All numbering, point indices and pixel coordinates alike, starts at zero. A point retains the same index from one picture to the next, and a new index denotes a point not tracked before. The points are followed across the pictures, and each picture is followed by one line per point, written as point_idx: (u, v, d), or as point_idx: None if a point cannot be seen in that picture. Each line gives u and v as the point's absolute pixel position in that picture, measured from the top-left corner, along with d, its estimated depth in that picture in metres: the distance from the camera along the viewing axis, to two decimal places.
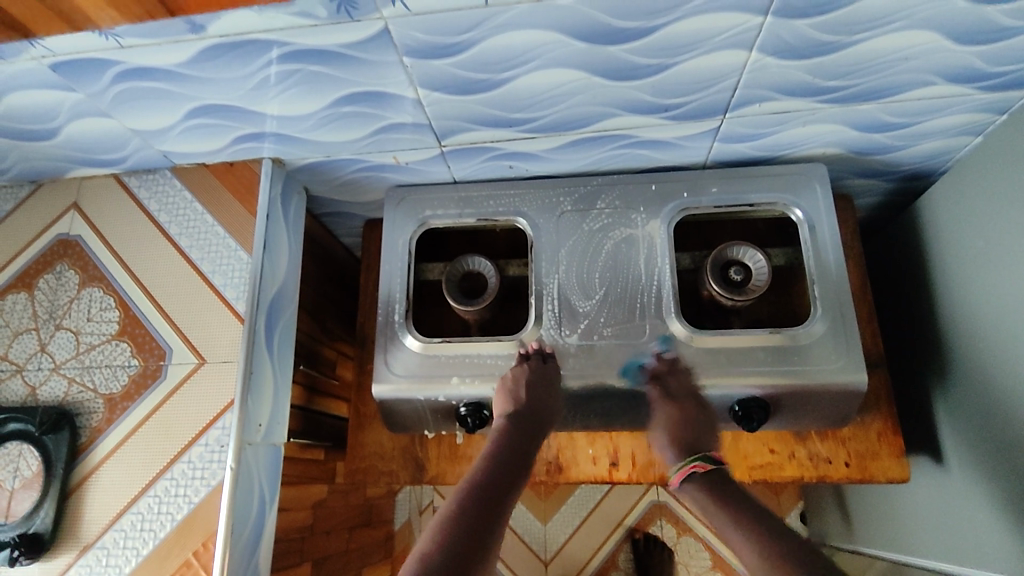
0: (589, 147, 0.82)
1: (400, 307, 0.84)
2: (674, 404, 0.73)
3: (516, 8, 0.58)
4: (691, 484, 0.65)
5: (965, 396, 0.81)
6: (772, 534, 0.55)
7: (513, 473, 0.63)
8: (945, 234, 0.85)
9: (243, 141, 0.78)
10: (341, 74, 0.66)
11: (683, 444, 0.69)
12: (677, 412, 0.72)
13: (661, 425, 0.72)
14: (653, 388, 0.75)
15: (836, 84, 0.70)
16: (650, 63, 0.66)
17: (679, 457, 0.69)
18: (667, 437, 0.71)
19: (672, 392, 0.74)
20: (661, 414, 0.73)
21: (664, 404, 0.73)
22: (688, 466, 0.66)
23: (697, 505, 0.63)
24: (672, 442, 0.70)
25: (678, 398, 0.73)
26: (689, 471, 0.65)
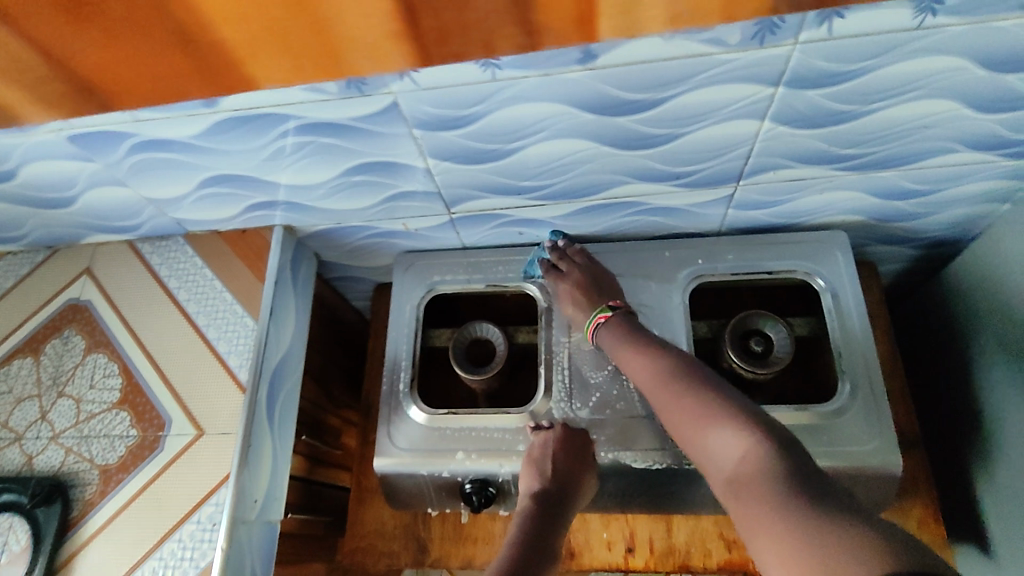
0: (599, 213, 0.81)
1: (405, 376, 0.81)
2: (566, 277, 0.80)
3: (523, 81, 0.57)
4: (606, 329, 0.74)
5: (1012, 480, 0.75)
6: (682, 369, 0.64)
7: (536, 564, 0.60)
8: (980, 303, 0.81)
9: (256, 209, 0.79)
10: (350, 145, 0.66)
11: (585, 304, 0.77)
12: (577, 276, 0.79)
13: (563, 296, 0.79)
14: (547, 273, 0.82)
15: (853, 152, 0.68)
16: (660, 132, 0.65)
17: (590, 309, 0.77)
18: (572, 304, 0.79)
19: (564, 270, 0.80)
20: (561, 290, 0.80)
21: (560, 283, 0.80)
22: (595, 321, 0.75)
23: (613, 348, 0.73)
24: (576, 306, 0.78)
25: (568, 273, 0.80)
26: (598, 322, 0.75)
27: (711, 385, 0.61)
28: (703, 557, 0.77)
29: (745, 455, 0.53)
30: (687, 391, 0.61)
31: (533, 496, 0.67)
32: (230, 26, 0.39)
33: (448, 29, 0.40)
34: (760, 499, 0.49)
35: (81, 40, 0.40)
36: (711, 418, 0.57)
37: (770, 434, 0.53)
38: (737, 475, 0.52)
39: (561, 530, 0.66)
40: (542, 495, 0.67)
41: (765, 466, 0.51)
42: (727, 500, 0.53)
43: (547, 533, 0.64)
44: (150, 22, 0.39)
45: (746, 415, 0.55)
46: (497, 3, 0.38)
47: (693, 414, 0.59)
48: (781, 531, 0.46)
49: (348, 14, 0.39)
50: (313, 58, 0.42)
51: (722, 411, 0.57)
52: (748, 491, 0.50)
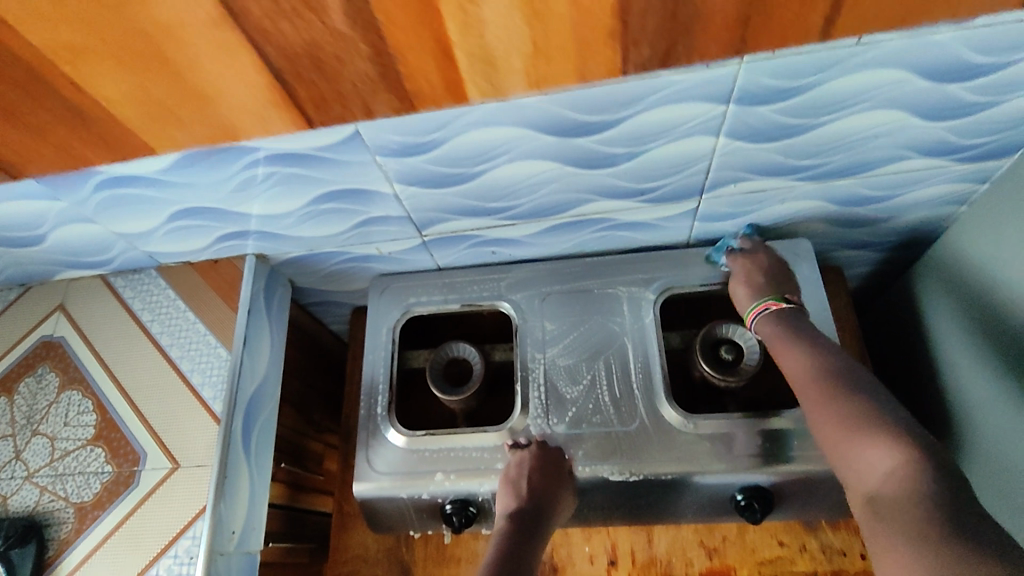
0: (570, 230, 0.82)
1: (383, 399, 0.81)
2: (751, 258, 0.79)
3: (482, 107, 0.59)
4: (765, 319, 0.73)
5: (984, 476, 0.76)
6: (844, 371, 0.63)
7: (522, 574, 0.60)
8: (944, 303, 0.83)
9: (227, 240, 0.79)
10: (316, 174, 0.67)
11: (758, 285, 0.76)
12: (755, 262, 0.78)
13: (735, 275, 0.79)
14: (732, 256, 0.80)
15: (809, 163, 0.70)
16: (620, 151, 0.66)
17: (754, 295, 0.75)
18: (742, 283, 0.77)
19: (749, 250, 0.80)
20: (738, 267, 0.79)
21: (742, 261, 0.79)
22: (764, 304, 0.74)
23: (768, 336, 0.72)
24: (749, 285, 0.77)
25: (755, 253, 0.80)
26: (767, 306, 0.74)
27: (867, 391, 0.60)
28: (684, 566, 0.78)
29: (891, 472, 0.52)
30: (840, 393, 0.60)
31: (510, 515, 0.67)
32: (92, 84, 0.47)
33: (324, 97, 0.51)
34: (903, 532, 0.48)
35: (22, 133, 0.53)
36: (854, 427, 0.57)
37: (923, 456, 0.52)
38: (880, 491, 0.52)
39: (536, 549, 0.65)
40: (520, 512, 0.67)
41: (918, 485, 0.50)
42: (862, 515, 0.53)
43: (530, 546, 0.64)
44: (48, 104, 0.49)
45: (899, 430, 0.54)
46: (368, 76, 0.48)
47: (833, 419, 0.59)
48: (927, 558, 0.45)
49: (228, 97, 0.50)
50: (217, 130, 0.54)
51: (869, 423, 0.56)
52: (888, 508, 0.50)
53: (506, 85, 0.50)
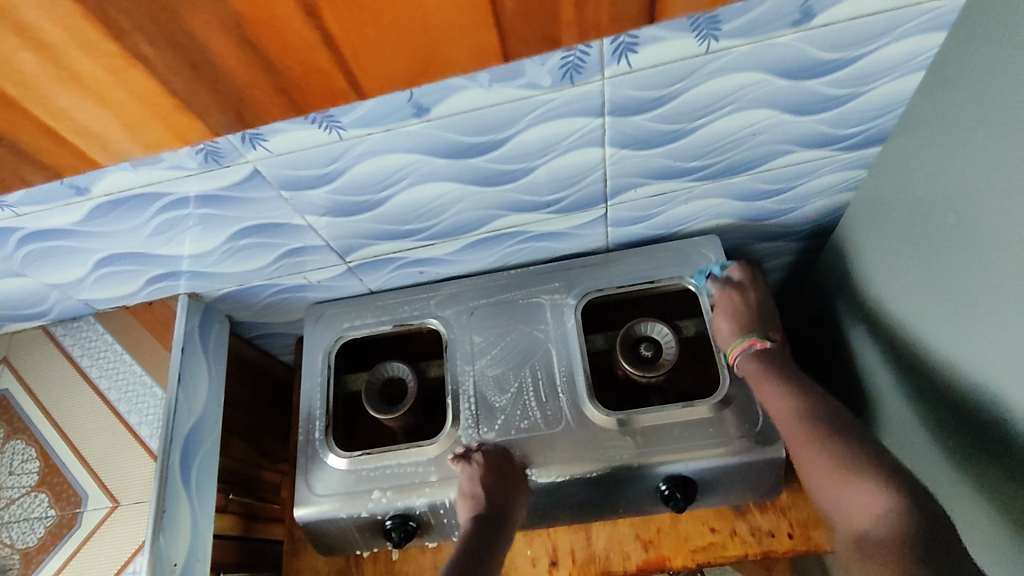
0: (488, 245, 0.85)
1: (320, 424, 0.84)
2: (744, 292, 0.80)
3: (369, 138, 0.62)
4: (748, 356, 0.75)
5: (895, 448, 0.79)
6: (825, 413, 0.65)
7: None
8: (848, 283, 0.86)
9: (157, 281, 0.82)
10: (229, 212, 0.71)
11: (741, 325, 0.78)
12: (736, 298, 0.80)
13: (721, 308, 0.80)
14: (717, 286, 0.82)
15: (697, 164, 0.74)
16: (513, 167, 0.70)
17: (741, 331, 0.77)
18: (727, 320, 0.79)
19: (740, 283, 0.81)
20: (729, 298, 0.80)
21: (723, 294, 0.81)
22: (748, 343, 0.76)
23: (754, 373, 0.74)
24: (734, 323, 0.78)
25: (745, 288, 0.81)
26: (750, 345, 0.76)
27: (848, 432, 0.62)
28: (622, 560, 0.81)
29: (880, 514, 0.54)
30: (829, 435, 0.62)
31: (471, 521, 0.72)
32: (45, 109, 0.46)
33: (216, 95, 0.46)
34: (893, 571, 0.50)
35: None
36: (842, 467, 0.59)
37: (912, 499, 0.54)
38: (866, 532, 0.54)
39: (497, 551, 0.70)
40: (480, 520, 0.72)
41: (904, 524, 0.52)
42: (848, 555, 0.55)
43: (491, 550, 0.69)
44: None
45: (882, 472, 0.57)
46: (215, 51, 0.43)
47: (822, 458, 0.61)
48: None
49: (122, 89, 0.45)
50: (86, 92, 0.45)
51: (855, 465, 0.58)
52: (873, 548, 0.52)
53: (121, 148, 0.52)
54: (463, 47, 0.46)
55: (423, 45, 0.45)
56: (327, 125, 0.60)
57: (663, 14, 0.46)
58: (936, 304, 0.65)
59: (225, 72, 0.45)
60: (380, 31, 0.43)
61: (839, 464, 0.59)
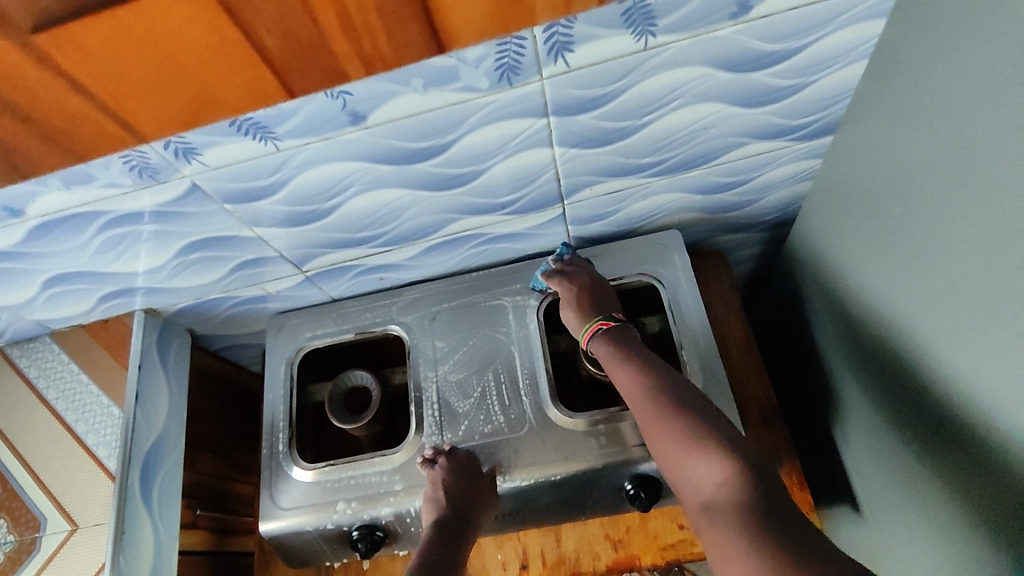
0: (447, 249, 0.84)
1: (284, 436, 0.83)
2: (572, 280, 0.79)
3: (309, 147, 0.61)
4: (601, 339, 0.73)
5: (860, 437, 0.79)
6: (660, 380, 0.66)
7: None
8: (812, 273, 0.85)
9: (111, 298, 0.80)
10: (175, 227, 0.69)
11: (588, 307, 0.76)
12: (575, 287, 0.78)
13: (565, 297, 0.78)
14: (552, 279, 0.80)
15: (650, 160, 0.73)
16: (462, 171, 0.69)
17: (583, 319, 0.76)
18: (572, 308, 0.77)
19: (570, 271, 0.80)
20: (565, 287, 0.79)
21: (562, 283, 0.79)
22: (595, 326, 0.74)
23: (608, 357, 0.72)
24: (579, 309, 0.77)
25: (574, 275, 0.80)
26: (598, 328, 0.74)
27: (682, 401, 0.64)
28: (592, 561, 0.80)
29: (727, 481, 0.57)
30: (670, 408, 0.63)
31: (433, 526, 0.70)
32: None
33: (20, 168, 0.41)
34: (742, 543, 0.52)
35: None
36: (687, 440, 0.61)
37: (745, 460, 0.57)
38: (715, 503, 0.56)
39: (459, 555, 0.68)
40: (441, 523, 0.70)
41: (748, 495, 0.55)
42: (702, 522, 0.57)
43: (454, 551, 0.69)
44: None
45: (721, 443, 0.59)
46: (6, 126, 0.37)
47: (669, 431, 0.62)
48: (760, 561, 0.50)
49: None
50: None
51: (700, 435, 0.60)
52: (725, 516, 0.55)
53: None
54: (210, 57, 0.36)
55: (190, 82, 0.37)
56: (262, 137, 0.58)
57: (454, 41, 0.39)
58: (893, 294, 0.65)
59: (34, 122, 0.37)
60: (138, 66, 0.35)
61: (688, 437, 0.61)
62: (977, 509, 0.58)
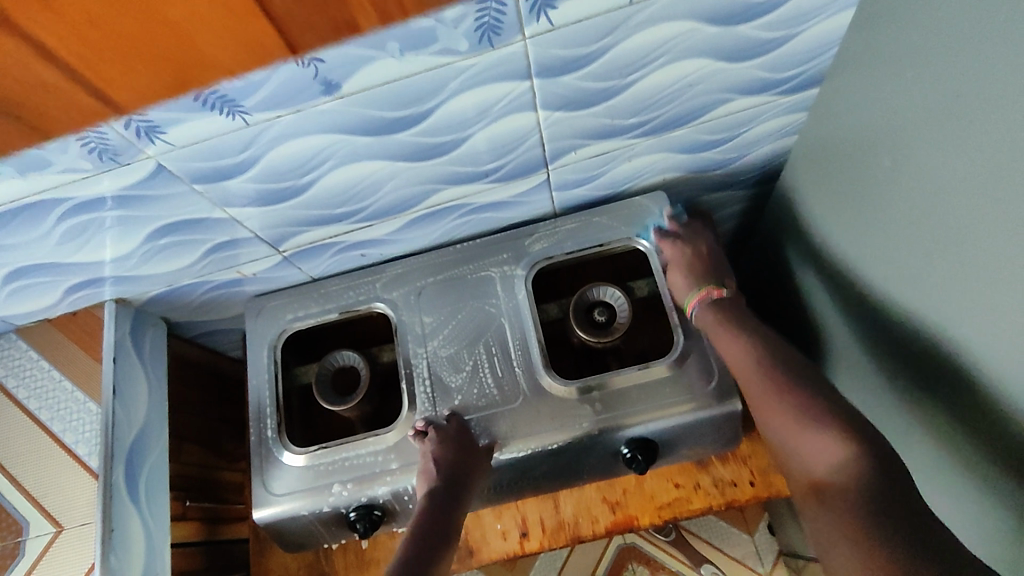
0: (430, 221, 0.81)
1: (272, 422, 0.80)
2: (692, 244, 0.79)
3: (280, 120, 0.57)
4: (704, 306, 0.74)
5: (849, 389, 0.80)
6: (779, 362, 0.65)
7: (437, 556, 0.64)
8: (797, 229, 0.85)
9: (76, 291, 0.76)
10: (142, 211, 0.65)
11: (699, 275, 0.77)
12: (689, 249, 0.79)
13: (674, 261, 0.78)
14: (664, 242, 0.80)
15: (636, 121, 0.71)
16: (444, 139, 0.66)
17: (693, 283, 0.76)
18: (682, 270, 0.78)
19: (690, 237, 0.80)
20: (683, 251, 0.79)
21: (682, 245, 0.79)
22: (706, 291, 0.75)
23: (738, 363, 0.68)
24: (688, 275, 0.77)
25: (691, 241, 0.80)
26: (708, 295, 0.75)
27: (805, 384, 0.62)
28: (591, 524, 0.81)
29: (839, 457, 0.55)
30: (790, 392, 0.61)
31: (427, 496, 0.69)
32: None
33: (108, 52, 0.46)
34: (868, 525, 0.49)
35: None
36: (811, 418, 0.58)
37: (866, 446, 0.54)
38: (829, 485, 0.54)
39: (456, 524, 0.68)
40: (436, 493, 0.69)
41: (864, 476, 0.53)
42: (815, 505, 0.55)
43: (450, 518, 0.68)
44: None
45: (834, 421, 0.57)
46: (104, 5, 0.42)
47: (785, 417, 0.60)
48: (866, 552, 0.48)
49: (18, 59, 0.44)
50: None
51: (809, 412, 0.59)
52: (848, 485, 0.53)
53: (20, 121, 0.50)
54: (325, 27, 0.49)
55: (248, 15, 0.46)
56: (229, 111, 0.55)
57: None
58: (883, 247, 0.65)
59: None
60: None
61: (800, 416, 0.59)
62: (964, 456, 0.59)
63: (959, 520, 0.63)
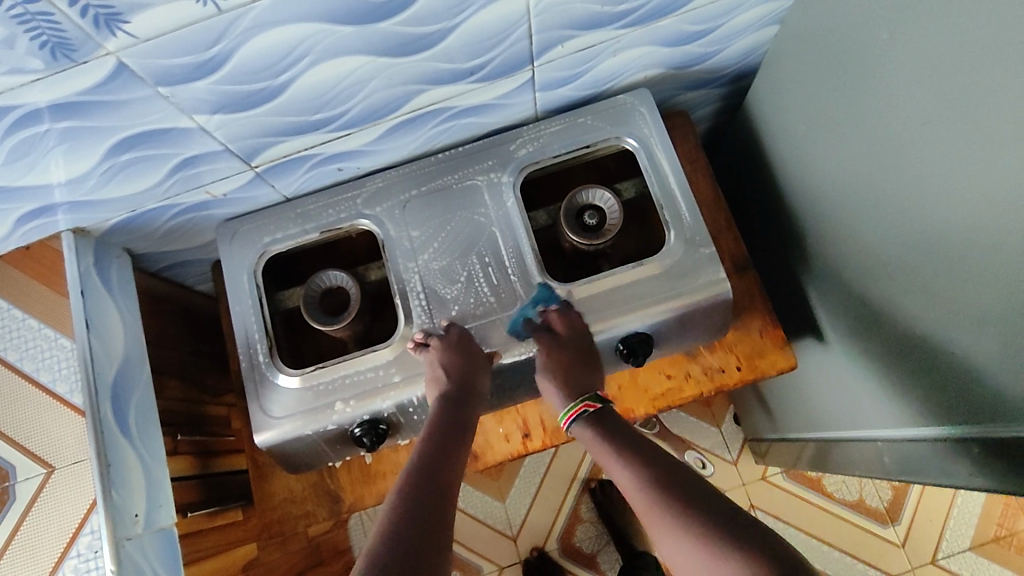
0: (410, 129, 0.78)
1: (262, 347, 0.78)
2: (554, 351, 0.73)
3: (255, 6, 0.52)
4: (582, 423, 0.68)
5: (827, 273, 0.84)
6: (673, 482, 0.56)
7: (454, 453, 0.64)
8: (776, 123, 0.86)
9: (29, 220, 0.69)
10: (97, 122, 0.59)
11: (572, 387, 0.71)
12: (563, 359, 0.73)
13: (545, 370, 0.73)
14: (539, 335, 0.74)
15: (625, 8, 0.68)
16: (431, 30, 0.62)
17: (567, 397, 0.71)
18: (554, 381, 0.72)
19: (557, 338, 0.73)
20: (545, 359, 0.73)
21: (542, 350, 0.73)
22: (579, 407, 0.69)
23: (587, 444, 0.66)
24: (561, 386, 0.71)
25: (559, 346, 0.73)
26: (581, 410, 0.68)
27: (701, 505, 0.53)
28: None
29: (646, 495, 0.56)
30: (674, 497, 0.54)
31: (439, 401, 0.70)
32: None
33: None
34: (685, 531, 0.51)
35: None
36: (709, 542, 0.50)
37: (681, 484, 0.55)
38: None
39: (470, 423, 0.69)
40: (446, 399, 0.69)
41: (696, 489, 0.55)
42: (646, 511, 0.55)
43: (462, 420, 0.68)
44: None
45: (637, 455, 0.60)
46: None
47: (674, 540, 0.52)
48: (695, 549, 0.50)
49: None
50: None
51: (625, 447, 0.62)
52: (684, 532, 0.51)
53: None
54: None
55: None
56: None
57: None
58: (865, 129, 0.67)
59: None
60: None
61: (614, 452, 0.62)
62: (936, 321, 0.64)
63: (923, 381, 0.69)
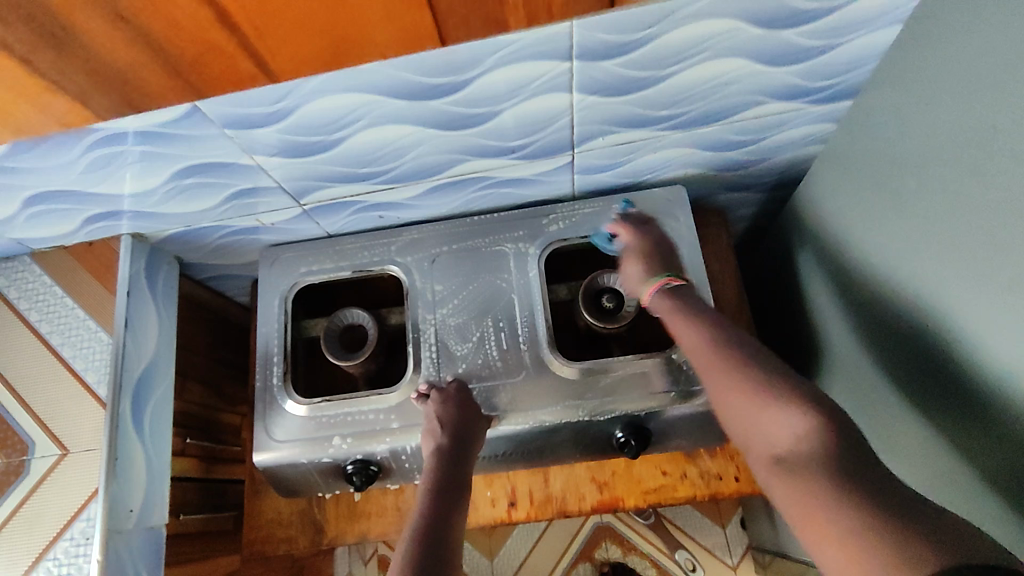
0: (450, 191, 0.82)
1: (278, 370, 0.82)
2: (643, 231, 0.78)
3: (319, 75, 0.58)
4: (662, 294, 0.71)
5: (844, 395, 0.82)
6: (736, 343, 0.61)
7: (455, 504, 0.64)
8: (809, 237, 0.87)
9: (96, 221, 0.77)
10: (169, 150, 0.66)
11: (653, 263, 0.74)
12: (648, 237, 0.77)
13: (630, 252, 0.77)
14: (622, 228, 0.79)
15: (666, 113, 0.72)
16: (477, 112, 0.66)
17: (647, 270, 0.74)
18: (636, 260, 0.75)
19: (641, 224, 0.79)
20: (629, 243, 0.78)
21: (634, 235, 0.78)
22: (660, 279, 0.72)
23: (665, 310, 0.69)
24: (642, 262, 0.75)
25: (647, 229, 0.78)
26: (664, 282, 0.71)
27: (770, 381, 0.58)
28: (577, 500, 0.85)
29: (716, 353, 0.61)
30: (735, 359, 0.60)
31: (436, 453, 0.70)
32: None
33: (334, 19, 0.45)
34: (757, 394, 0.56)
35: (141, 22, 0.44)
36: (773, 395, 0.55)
37: (740, 345, 0.61)
38: (795, 456, 0.51)
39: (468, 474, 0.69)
40: (443, 449, 0.70)
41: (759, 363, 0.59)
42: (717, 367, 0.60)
43: (461, 470, 0.69)
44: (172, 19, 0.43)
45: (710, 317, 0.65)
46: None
47: (742, 388, 0.57)
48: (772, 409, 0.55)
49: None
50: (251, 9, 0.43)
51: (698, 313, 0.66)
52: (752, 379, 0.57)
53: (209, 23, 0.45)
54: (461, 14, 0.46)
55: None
56: None
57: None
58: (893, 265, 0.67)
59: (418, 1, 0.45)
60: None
61: (686, 316, 0.67)
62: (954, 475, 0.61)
63: None
